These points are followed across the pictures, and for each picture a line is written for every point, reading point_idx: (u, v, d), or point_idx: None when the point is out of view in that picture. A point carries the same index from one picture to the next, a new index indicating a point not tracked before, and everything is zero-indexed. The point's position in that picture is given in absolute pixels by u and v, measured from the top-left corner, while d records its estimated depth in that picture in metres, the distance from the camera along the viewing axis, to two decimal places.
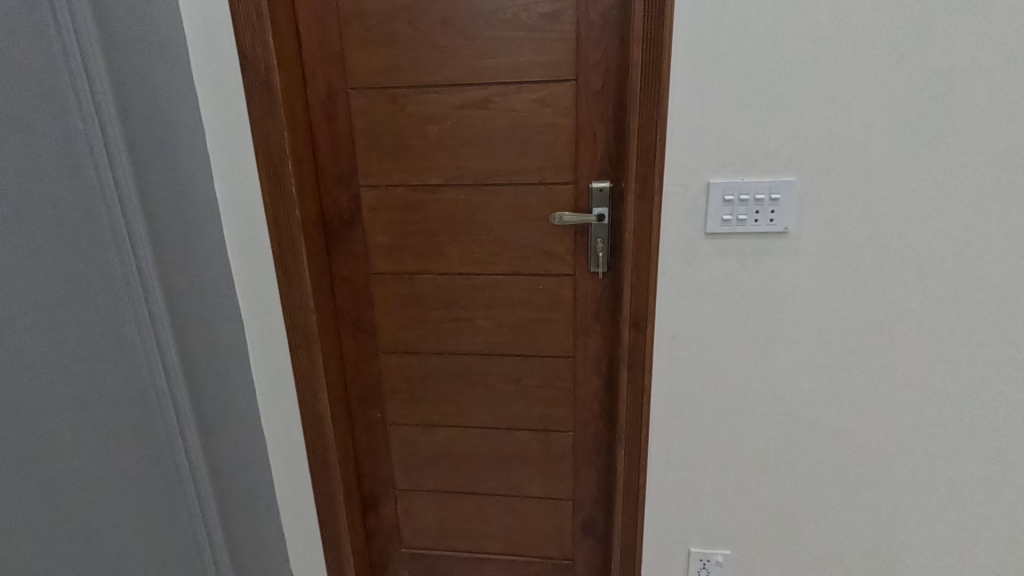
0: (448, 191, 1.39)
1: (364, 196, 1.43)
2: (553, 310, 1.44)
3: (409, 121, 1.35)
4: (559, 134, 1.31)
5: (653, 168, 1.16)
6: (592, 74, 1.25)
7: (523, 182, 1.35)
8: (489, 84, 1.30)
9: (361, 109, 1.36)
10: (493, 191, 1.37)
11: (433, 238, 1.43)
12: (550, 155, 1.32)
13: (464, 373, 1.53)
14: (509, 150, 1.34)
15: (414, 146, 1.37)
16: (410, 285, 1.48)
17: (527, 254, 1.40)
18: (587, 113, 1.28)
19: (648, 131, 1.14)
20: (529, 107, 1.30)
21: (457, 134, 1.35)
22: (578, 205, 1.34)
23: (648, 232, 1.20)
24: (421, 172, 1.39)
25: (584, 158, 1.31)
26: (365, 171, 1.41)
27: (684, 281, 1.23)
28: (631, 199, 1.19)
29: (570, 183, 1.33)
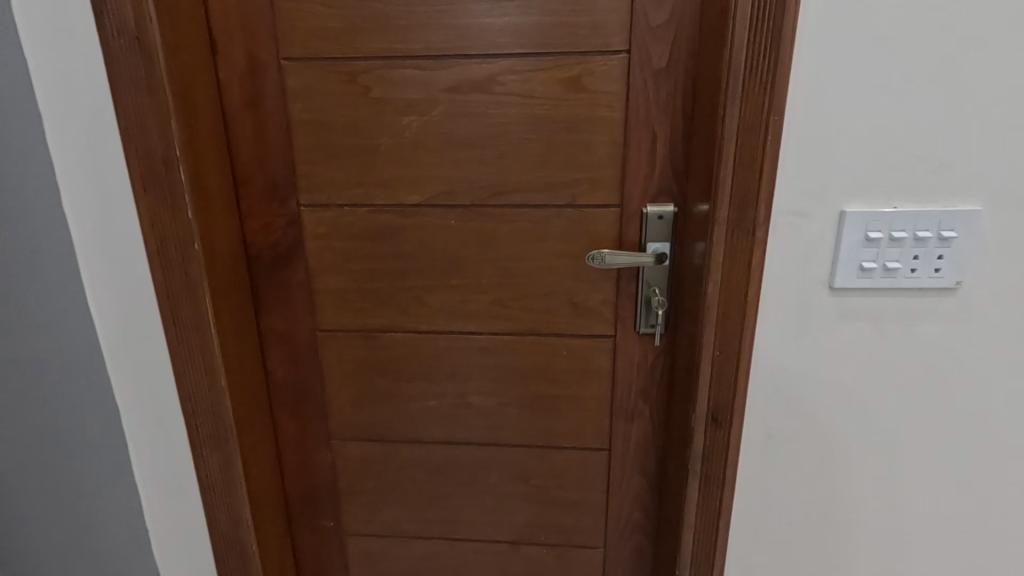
0: (434, 214, 0.95)
1: (308, 220, 0.97)
2: (583, 386, 1.01)
3: (377, 110, 0.91)
4: (602, 134, 0.88)
5: (758, 188, 0.74)
6: (652, 44, 0.83)
7: (543, 203, 0.92)
8: (497, 56, 0.87)
9: (302, 92, 0.90)
10: (501, 215, 0.94)
11: (412, 281, 0.99)
12: (584, 164, 0.90)
13: (453, 468, 1.09)
14: (524, 157, 0.91)
15: (383, 148, 0.93)
16: (377, 347, 1.03)
17: (549, 306, 0.97)
18: (643, 104, 0.86)
19: (755, 128, 0.72)
20: (554, 93, 0.87)
21: (447, 131, 0.91)
22: (623, 239, 0.92)
23: (744, 285, 0.78)
24: (395, 186, 0.94)
25: (635, 171, 0.89)
26: (309, 183, 0.95)
27: (793, 357, 0.82)
28: (719, 234, 0.76)
29: (613, 206, 0.91)
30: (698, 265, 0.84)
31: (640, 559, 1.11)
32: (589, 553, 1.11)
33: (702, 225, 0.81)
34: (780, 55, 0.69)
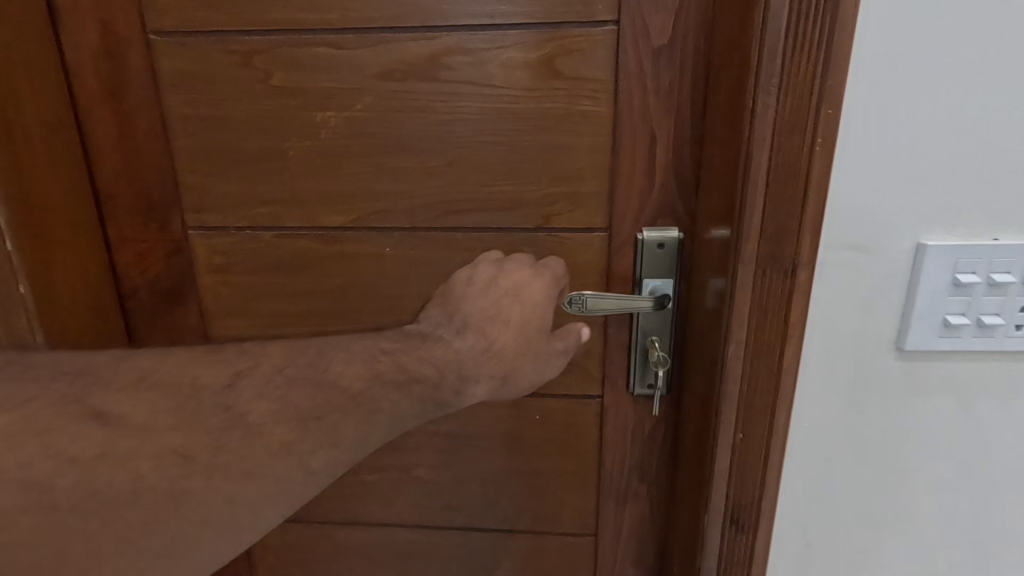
0: (364, 240, 0.72)
1: (198, 248, 0.74)
2: (561, 455, 0.79)
3: (282, 103, 0.68)
4: (582, 135, 0.66)
5: (802, 213, 0.51)
6: (651, 11, 0.61)
7: (505, 226, 0.71)
8: (441, 30, 0.64)
9: (179, 79, 0.67)
10: (451, 240, 0.72)
11: (338, 325, 0.76)
12: (557, 176, 0.68)
13: (400, 554, 0.87)
14: (479, 167, 0.69)
15: (294, 153, 0.70)
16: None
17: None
18: (639, 93, 0.63)
19: (800, 128, 0.49)
20: (517, 80, 0.65)
21: (377, 131, 0.68)
22: (612, 273, 0.70)
23: (778, 346, 0.56)
24: (311, 203, 0.71)
25: (627, 184, 0.66)
26: (196, 200, 0.72)
27: (840, 440, 0.60)
28: (743, 277, 0.54)
29: (597, 230, 0.69)
30: (713, 313, 0.61)
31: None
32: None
33: (719, 260, 0.59)
34: (841, 19, 0.46)
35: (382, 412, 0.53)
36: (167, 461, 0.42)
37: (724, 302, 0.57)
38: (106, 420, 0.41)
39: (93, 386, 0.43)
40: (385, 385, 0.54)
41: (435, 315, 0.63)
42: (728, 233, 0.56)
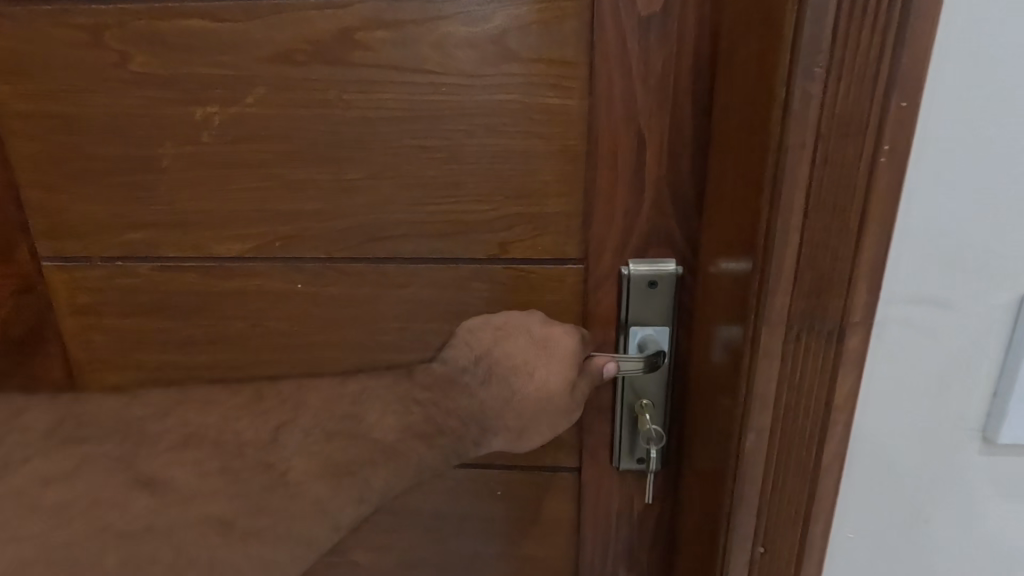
0: (269, 275, 0.56)
1: (56, 283, 0.58)
2: (530, 540, 0.63)
3: (147, 96, 0.51)
4: (547, 137, 0.49)
5: (856, 254, 0.35)
6: None
7: (450, 257, 0.54)
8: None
9: (8, 64, 0.50)
10: (380, 274, 0.55)
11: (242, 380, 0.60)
12: (516, 192, 0.51)
13: None
14: (413, 180, 0.52)
15: (169, 162, 0.53)
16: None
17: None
18: (622, 80, 0.47)
19: (857, 128, 0.33)
20: (459, 63, 0.48)
21: (276, 133, 0.51)
22: (589, 318, 0.54)
23: (816, 438, 0.39)
24: (197, 227, 0.55)
25: (608, 204, 0.50)
26: (48, 223, 0.56)
27: (896, 558, 0.43)
28: (766, 342, 0.38)
29: (568, 262, 0.53)
30: (721, 377, 0.45)
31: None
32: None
33: (733, 313, 0.42)
34: None
35: (410, 466, 0.49)
36: (205, 528, 0.43)
37: (738, 372, 0.41)
38: (153, 488, 0.44)
39: (141, 447, 0.46)
40: (414, 439, 0.50)
41: (461, 359, 0.53)
42: (745, 278, 0.39)
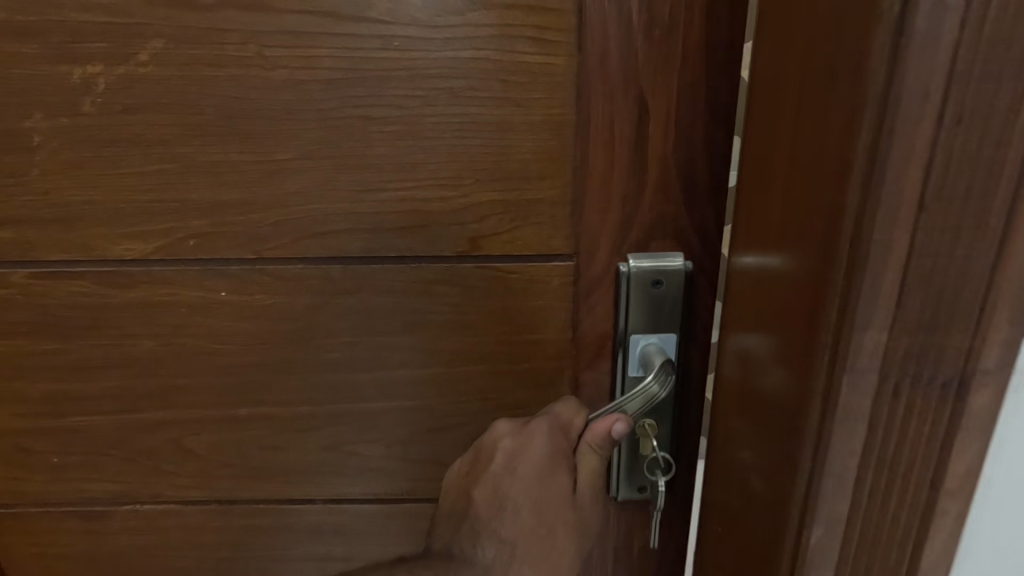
0: (183, 281, 0.45)
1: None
2: None
3: (4, 52, 0.38)
4: (526, 105, 0.40)
5: (993, 249, 0.26)
6: None
7: (411, 256, 0.44)
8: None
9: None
10: (324, 278, 0.45)
11: (157, 412, 0.49)
12: (490, 175, 0.42)
13: None
14: (361, 160, 0.42)
15: (41, 138, 0.41)
16: (111, 531, 0.53)
17: (436, 446, 0.50)
18: (621, 31, 0.37)
19: (1006, 69, 0.23)
20: (413, 10, 0.38)
21: (182, 100, 0.40)
22: (580, 327, 0.45)
23: (919, 494, 0.30)
24: (85, 223, 0.43)
25: (601, 189, 0.41)
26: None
27: None
28: (848, 393, 0.29)
29: (554, 261, 0.44)
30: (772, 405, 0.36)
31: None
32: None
33: (784, 341, 0.33)
34: None
35: None
36: None
37: (800, 422, 0.32)
38: None
39: None
40: None
41: (444, 530, 0.43)
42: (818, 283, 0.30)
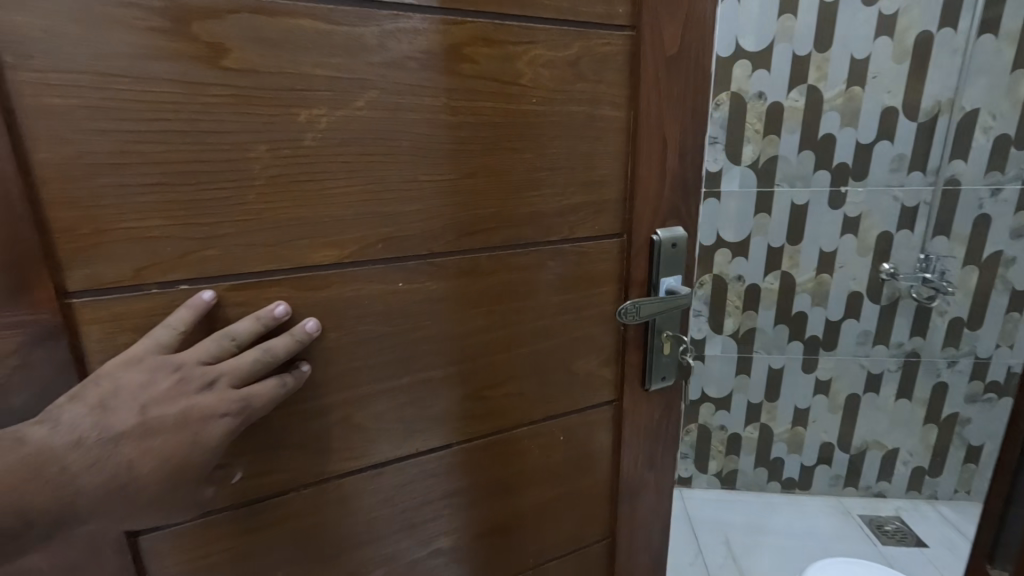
0: (368, 278, 0.56)
1: (86, 324, 0.45)
2: (582, 468, 0.78)
3: (240, 95, 0.46)
4: (603, 139, 0.64)
5: None
6: (667, 18, 0.63)
7: (535, 242, 0.64)
8: (464, 14, 0.53)
9: (30, 44, 0.39)
10: (473, 263, 0.61)
11: (332, 395, 0.57)
12: (585, 183, 0.64)
13: None
14: (505, 176, 0.60)
15: (260, 165, 0.48)
16: (269, 522, 0.58)
17: (542, 379, 0.70)
18: (654, 98, 0.64)
19: None
20: (546, 79, 0.59)
21: (387, 136, 0.53)
22: (631, 279, 0.71)
23: None
24: (289, 236, 0.51)
25: (646, 190, 0.68)
26: (75, 248, 0.44)
27: None
28: None
29: (617, 237, 0.69)
30: None
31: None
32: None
33: None
34: None
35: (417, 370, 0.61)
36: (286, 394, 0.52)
37: None
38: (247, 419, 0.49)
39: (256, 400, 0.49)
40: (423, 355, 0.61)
41: (463, 309, 0.62)
42: None
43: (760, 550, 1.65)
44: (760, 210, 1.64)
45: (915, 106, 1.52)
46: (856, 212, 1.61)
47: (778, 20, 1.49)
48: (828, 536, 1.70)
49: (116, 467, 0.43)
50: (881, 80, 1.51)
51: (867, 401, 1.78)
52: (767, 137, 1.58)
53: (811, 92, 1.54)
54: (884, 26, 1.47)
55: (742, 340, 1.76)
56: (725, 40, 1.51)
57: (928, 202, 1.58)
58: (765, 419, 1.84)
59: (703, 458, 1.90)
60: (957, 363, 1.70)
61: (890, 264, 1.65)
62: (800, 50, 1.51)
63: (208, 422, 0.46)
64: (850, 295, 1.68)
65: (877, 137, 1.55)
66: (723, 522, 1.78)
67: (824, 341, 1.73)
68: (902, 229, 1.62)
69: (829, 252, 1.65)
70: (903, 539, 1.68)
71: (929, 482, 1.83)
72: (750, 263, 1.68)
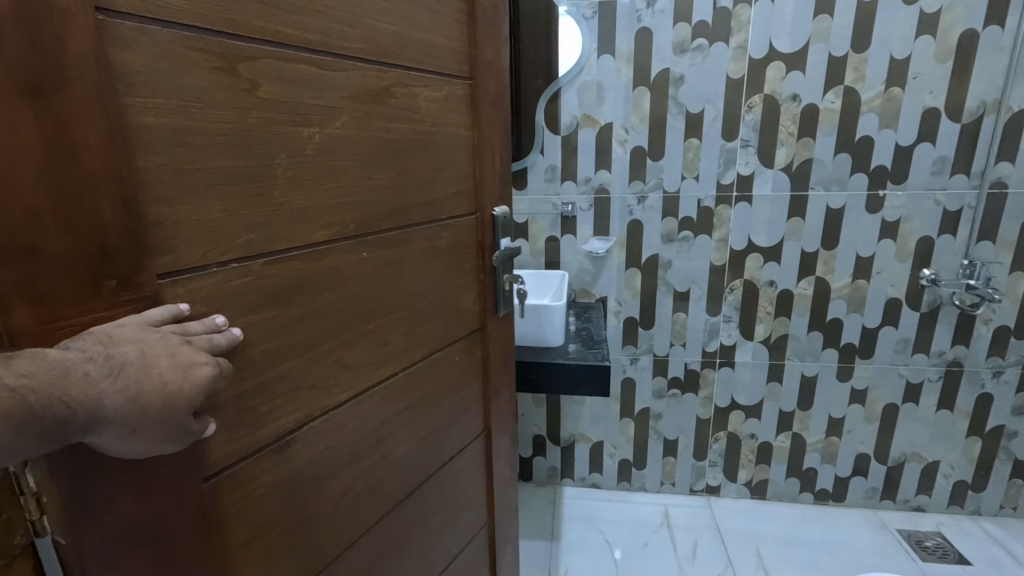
0: (346, 250, 0.74)
1: (165, 300, 0.55)
2: (470, 381, 1.07)
3: (269, 117, 0.61)
4: (461, 147, 0.95)
5: None
6: (488, 74, 0.99)
7: (436, 217, 0.91)
8: (388, 65, 0.77)
9: (134, 76, 0.50)
10: (403, 235, 0.84)
11: (326, 343, 0.74)
12: (458, 178, 0.95)
13: (389, 537, 0.91)
14: (416, 170, 0.85)
15: (281, 170, 0.64)
16: (297, 449, 0.73)
17: (443, 318, 0.97)
18: (484, 123, 0.99)
19: None
20: (434, 109, 0.87)
21: (353, 147, 0.73)
22: (484, 240, 1.04)
23: None
24: (302, 221, 0.67)
25: (487, 182, 1.02)
26: (165, 237, 0.54)
27: None
28: None
29: (473, 214, 1.01)
30: None
31: (503, 523, 1.25)
32: (468, 555, 1.14)
33: None
34: None
35: (376, 317, 0.82)
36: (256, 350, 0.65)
37: None
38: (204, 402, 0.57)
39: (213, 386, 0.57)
40: (376, 306, 0.81)
41: (402, 270, 0.85)
42: None
43: (789, 560, 1.99)
44: (793, 214, 1.92)
45: (956, 108, 1.75)
46: (894, 216, 1.88)
47: (815, 22, 1.73)
48: (863, 547, 2.05)
49: (128, 381, 0.48)
50: (922, 81, 1.74)
51: (904, 410, 2.10)
52: (801, 141, 1.85)
53: (847, 92, 1.78)
54: (926, 25, 1.69)
55: (773, 346, 2.09)
56: (761, 41, 1.77)
57: (971, 204, 1.83)
58: (797, 429, 2.18)
59: (732, 468, 2.29)
60: (1002, 374, 2.00)
61: (930, 270, 1.91)
62: (835, 50, 1.75)
63: (196, 366, 0.54)
64: (889, 299, 1.97)
65: (912, 141, 1.80)
66: (759, 534, 2.13)
67: (861, 350, 2.04)
68: (945, 234, 1.87)
69: (866, 257, 1.93)
70: (944, 556, 2.00)
71: (972, 497, 2.17)
72: (782, 266, 1.99)
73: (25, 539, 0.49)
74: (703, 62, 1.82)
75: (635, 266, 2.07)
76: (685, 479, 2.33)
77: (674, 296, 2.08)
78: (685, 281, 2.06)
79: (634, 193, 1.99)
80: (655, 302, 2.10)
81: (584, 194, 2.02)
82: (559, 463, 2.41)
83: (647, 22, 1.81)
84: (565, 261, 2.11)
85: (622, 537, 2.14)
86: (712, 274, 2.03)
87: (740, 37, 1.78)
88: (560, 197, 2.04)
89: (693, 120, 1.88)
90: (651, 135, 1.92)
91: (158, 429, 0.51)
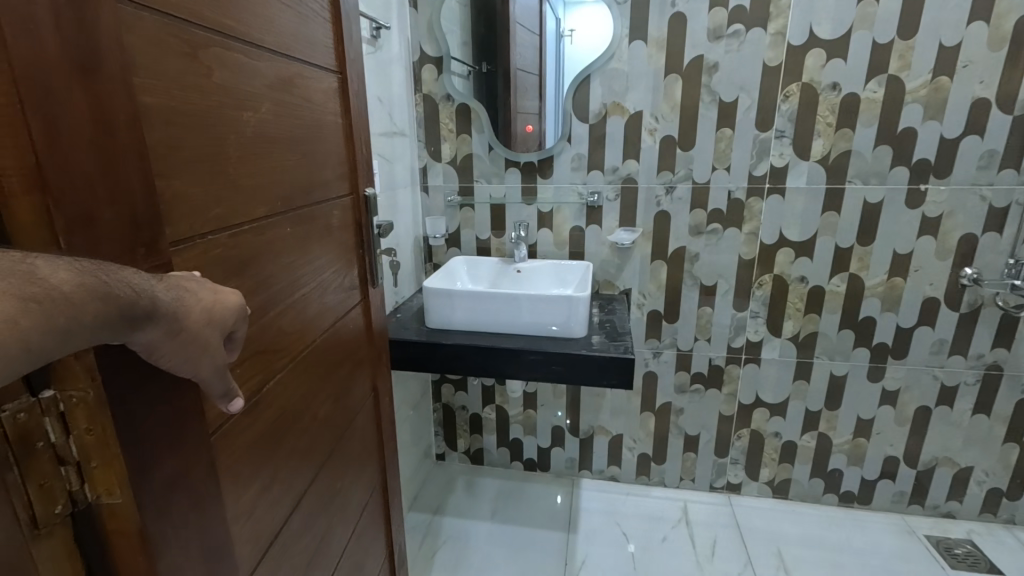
0: (276, 223, 0.80)
1: (176, 266, 0.59)
2: (360, 348, 1.15)
3: (222, 101, 0.66)
4: (339, 136, 1.02)
5: None
6: (351, 69, 1.05)
7: (328, 196, 0.98)
8: (291, 58, 0.83)
9: (135, 57, 0.52)
10: (309, 212, 0.91)
11: (269, 311, 0.79)
12: (341, 162, 1.02)
13: (319, 494, 0.98)
14: (311, 152, 0.90)
15: (233, 150, 0.68)
16: (260, 410, 0.78)
17: (339, 292, 1.03)
18: (353, 115, 1.06)
19: None
20: (320, 97, 0.93)
21: (274, 130, 0.78)
22: (361, 219, 1.12)
23: None
24: (247, 198, 0.72)
25: (360, 167, 1.10)
26: (167, 208, 0.57)
27: None
28: None
29: (350, 195, 1.08)
30: None
31: (390, 476, 1.36)
32: (369, 506, 1.23)
33: None
34: None
35: (300, 289, 0.87)
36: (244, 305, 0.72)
37: None
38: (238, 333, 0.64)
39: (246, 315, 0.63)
40: (300, 276, 0.87)
41: (315, 246, 0.92)
42: None
43: (811, 562, 1.96)
44: (828, 209, 1.86)
45: (1009, 97, 1.66)
46: (936, 212, 1.80)
47: (859, 7, 1.65)
48: (888, 551, 2.00)
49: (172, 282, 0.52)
50: (972, 70, 1.65)
51: (937, 413, 2.03)
52: (839, 132, 1.78)
53: (890, 82, 1.70)
54: (979, 10, 1.60)
55: (801, 344, 2.05)
56: (800, 27, 1.70)
57: (1019, 201, 1.74)
58: (824, 429, 2.13)
59: (753, 467, 2.25)
60: None
61: (972, 269, 1.83)
62: (880, 37, 1.67)
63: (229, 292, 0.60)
64: (926, 299, 1.89)
65: (959, 132, 1.71)
66: (781, 535, 2.09)
67: (894, 350, 1.98)
68: (990, 232, 1.78)
69: (904, 254, 1.86)
70: (976, 563, 1.93)
71: (1005, 505, 2.09)
72: (814, 262, 1.93)
73: (65, 511, 0.49)
74: (738, 49, 1.77)
75: (661, 259, 2.04)
76: (705, 476, 2.30)
77: (700, 290, 2.05)
78: (712, 276, 2.02)
79: (663, 184, 1.96)
80: (681, 295, 2.07)
81: (611, 184, 2.00)
82: (577, 455, 2.42)
83: (681, 7, 1.77)
84: (590, 251, 2.09)
85: (640, 531, 2.14)
86: (740, 269, 1.99)
87: (779, 22, 1.71)
88: (585, 187, 2.02)
89: (726, 110, 1.83)
90: (682, 124, 1.88)
91: (198, 336, 0.55)
